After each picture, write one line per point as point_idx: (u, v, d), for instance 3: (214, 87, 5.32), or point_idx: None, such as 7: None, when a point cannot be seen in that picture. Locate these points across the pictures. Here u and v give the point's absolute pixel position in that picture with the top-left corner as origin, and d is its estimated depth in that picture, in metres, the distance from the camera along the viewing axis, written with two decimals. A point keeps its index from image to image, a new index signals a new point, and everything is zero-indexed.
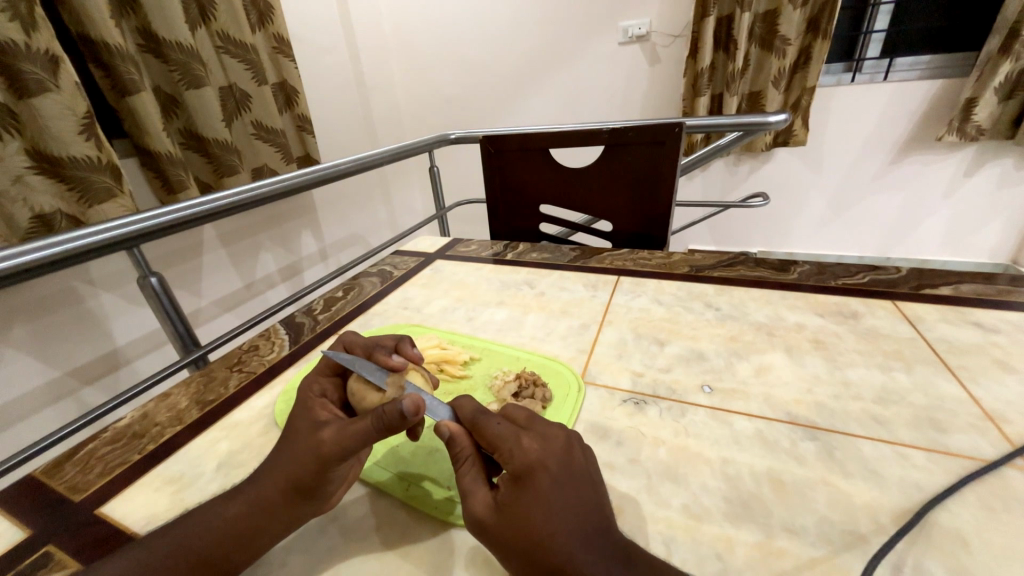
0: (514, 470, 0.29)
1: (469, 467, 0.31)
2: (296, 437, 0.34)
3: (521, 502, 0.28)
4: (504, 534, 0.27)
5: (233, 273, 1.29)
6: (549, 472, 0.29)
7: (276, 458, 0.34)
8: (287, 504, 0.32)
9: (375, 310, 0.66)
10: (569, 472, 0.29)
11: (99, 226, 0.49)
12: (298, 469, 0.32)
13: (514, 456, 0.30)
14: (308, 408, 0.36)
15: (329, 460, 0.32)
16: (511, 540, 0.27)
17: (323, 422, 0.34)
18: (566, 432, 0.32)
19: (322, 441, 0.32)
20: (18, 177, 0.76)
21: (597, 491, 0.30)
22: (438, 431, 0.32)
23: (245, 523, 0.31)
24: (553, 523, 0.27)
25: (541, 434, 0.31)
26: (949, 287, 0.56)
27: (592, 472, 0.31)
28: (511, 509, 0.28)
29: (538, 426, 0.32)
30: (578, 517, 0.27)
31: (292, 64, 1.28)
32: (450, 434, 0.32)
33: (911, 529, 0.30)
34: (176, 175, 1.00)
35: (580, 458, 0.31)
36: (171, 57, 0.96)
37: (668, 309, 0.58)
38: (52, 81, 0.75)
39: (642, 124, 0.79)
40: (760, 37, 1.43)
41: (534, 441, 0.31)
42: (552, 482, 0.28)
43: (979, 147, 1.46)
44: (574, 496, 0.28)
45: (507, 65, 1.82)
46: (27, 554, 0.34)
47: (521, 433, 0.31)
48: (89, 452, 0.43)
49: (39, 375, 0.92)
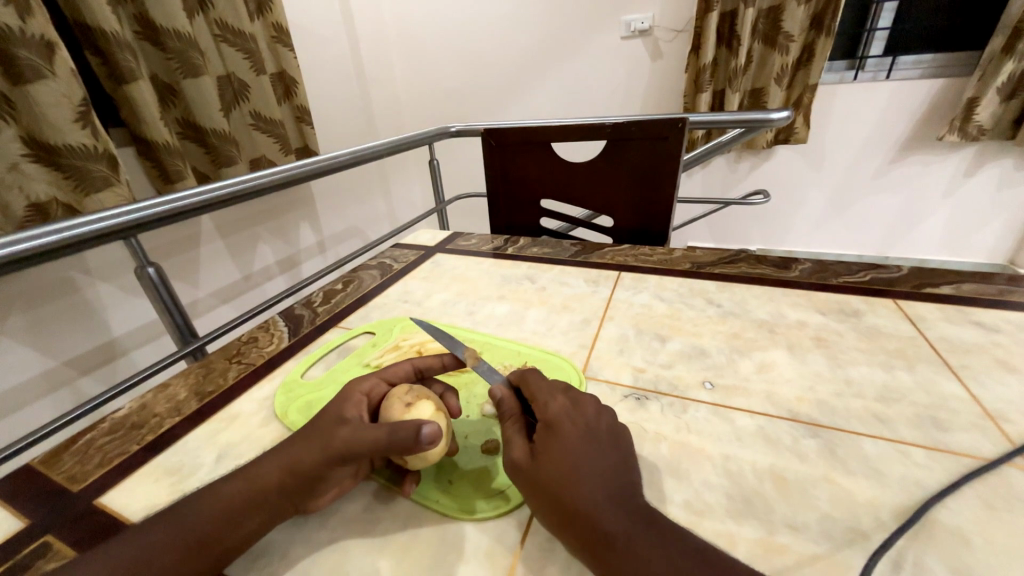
0: (549, 424, 0.32)
1: (512, 422, 0.34)
2: (316, 427, 0.34)
3: (552, 449, 0.30)
4: (534, 477, 0.30)
5: (230, 265, 1.28)
6: (577, 428, 0.32)
7: (283, 445, 0.34)
8: (287, 491, 0.32)
9: (375, 303, 0.66)
10: (595, 433, 0.32)
11: (95, 216, 0.48)
12: (305, 457, 0.32)
13: (549, 412, 0.33)
14: (344, 401, 0.36)
15: (339, 456, 0.32)
16: (543, 484, 0.29)
17: (348, 420, 0.34)
18: (599, 403, 0.35)
19: (337, 436, 0.33)
20: (14, 164, 0.75)
21: (623, 457, 0.31)
22: (490, 393, 0.36)
23: (241, 507, 0.31)
24: (578, 470, 0.29)
25: (577, 400, 0.34)
26: (950, 287, 0.56)
27: (619, 437, 0.32)
28: (543, 455, 0.30)
29: (574, 394, 0.35)
30: (602, 470, 0.29)
31: (291, 54, 1.27)
32: (501, 396, 0.36)
33: (912, 526, 0.30)
34: (174, 165, 0.99)
35: (608, 425, 0.33)
36: (169, 46, 0.95)
37: (670, 305, 0.58)
38: (48, 67, 0.73)
39: (644, 120, 0.78)
40: (763, 33, 1.43)
41: (567, 403, 0.33)
42: (578, 437, 0.31)
43: (980, 148, 1.46)
44: (600, 452, 0.30)
45: (508, 59, 1.81)
46: (26, 545, 0.33)
47: (560, 398, 0.34)
48: (87, 442, 0.43)
49: (36, 364, 0.91)
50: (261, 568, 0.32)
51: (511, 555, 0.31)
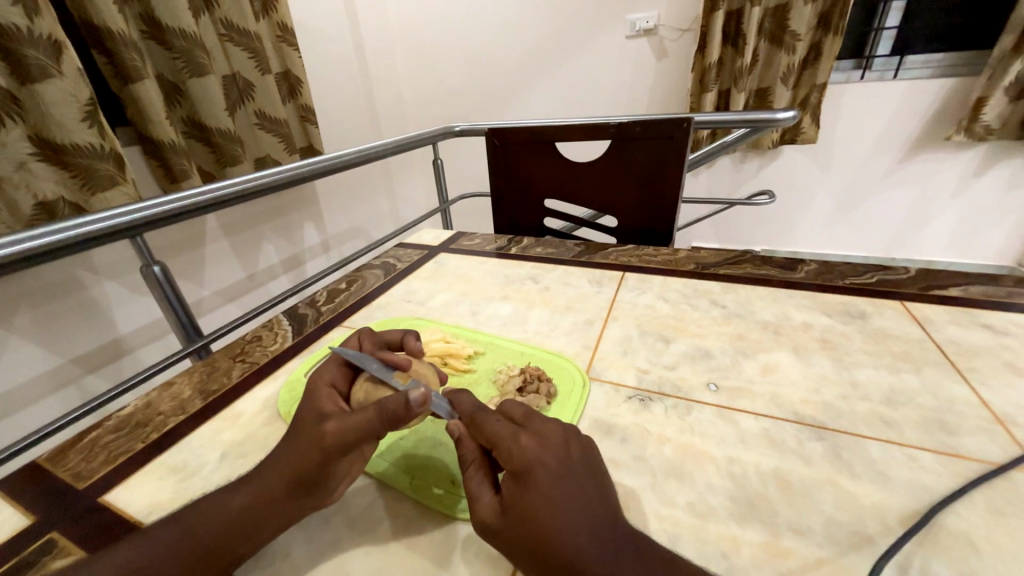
0: (517, 473, 0.29)
1: (475, 471, 0.31)
2: (302, 427, 0.34)
3: (523, 502, 0.28)
4: (509, 535, 0.28)
5: (234, 263, 1.29)
6: (548, 472, 0.29)
7: (281, 450, 0.34)
8: (293, 495, 0.32)
9: (379, 303, 0.66)
10: (567, 469, 0.30)
11: (101, 214, 0.49)
12: (303, 461, 0.32)
13: (516, 458, 0.30)
14: (315, 398, 0.35)
15: (337, 454, 0.32)
16: (522, 543, 0.27)
17: (330, 415, 0.33)
18: (564, 428, 0.33)
19: (328, 433, 0.32)
20: (22, 163, 0.75)
21: (602, 485, 0.30)
22: (449, 431, 0.33)
23: (248, 516, 0.31)
24: (555, 519, 0.27)
25: (538, 432, 0.32)
26: (958, 289, 0.56)
27: (591, 466, 0.31)
28: (516, 509, 0.28)
29: (536, 424, 0.33)
30: (578, 515, 0.27)
31: (296, 53, 1.27)
32: (459, 434, 0.33)
33: (918, 531, 0.30)
34: (179, 164, 0.99)
35: (579, 456, 0.31)
36: (174, 45, 0.95)
37: (674, 306, 0.58)
38: (55, 67, 0.74)
39: (649, 120, 0.78)
40: (770, 32, 1.41)
41: (531, 438, 0.31)
42: (547, 478, 0.29)
43: (988, 148, 1.44)
44: (575, 491, 0.29)
45: (513, 58, 1.80)
46: (32, 541, 0.34)
47: (519, 433, 0.31)
48: (91, 440, 0.43)
49: (43, 362, 0.92)
50: (264, 567, 0.32)
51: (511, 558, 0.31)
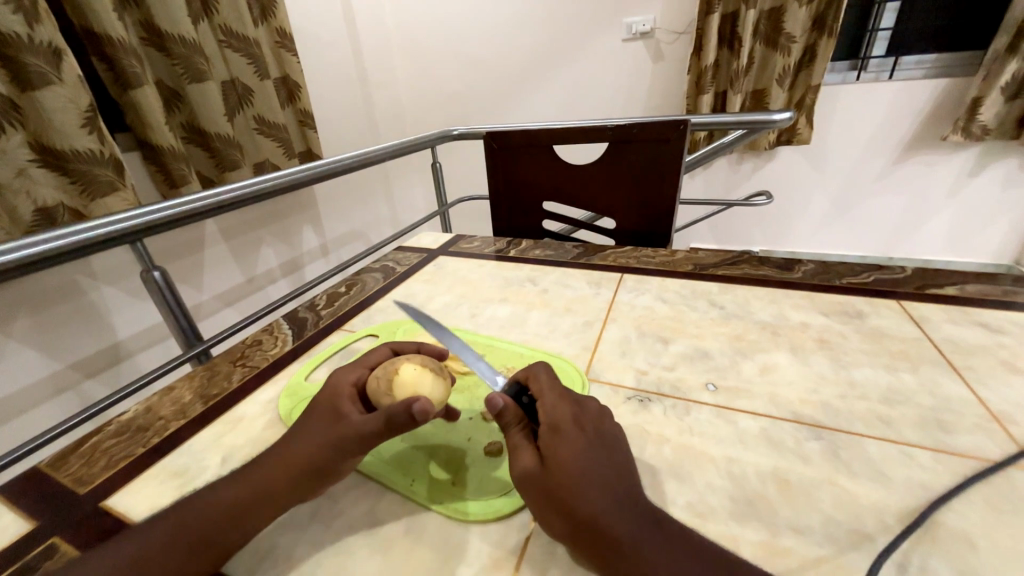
0: (557, 431, 0.31)
1: (516, 428, 0.33)
2: (317, 422, 0.35)
3: (560, 454, 0.30)
4: (543, 486, 0.29)
5: (233, 268, 1.29)
6: (586, 437, 0.31)
7: (281, 444, 0.35)
8: (290, 488, 0.33)
9: (378, 306, 0.66)
10: (601, 443, 0.31)
11: (103, 219, 0.49)
12: (309, 453, 0.33)
13: (557, 419, 0.32)
14: (335, 397, 0.36)
15: (342, 452, 0.33)
16: (555, 492, 0.28)
17: (345, 415, 0.35)
18: (596, 404, 0.35)
19: (342, 430, 0.34)
20: (21, 169, 0.76)
21: (624, 455, 0.31)
22: (490, 402, 0.34)
23: (245, 503, 0.32)
24: (586, 473, 0.29)
25: (575, 401, 0.34)
26: (955, 288, 0.56)
27: (620, 442, 0.33)
28: (550, 460, 0.30)
29: (576, 395, 0.35)
30: (607, 475, 0.29)
31: (295, 58, 1.28)
32: (502, 404, 0.34)
33: (916, 529, 0.30)
34: (179, 169, 1.00)
35: (608, 428, 0.33)
36: (174, 51, 0.96)
37: (672, 306, 0.58)
38: (55, 73, 0.74)
39: (646, 122, 0.78)
40: (765, 34, 1.42)
41: (570, 404, 0.34)
42: (581, 438, 0.31)
43: (983, 148, 1.45)
44: (605, 459, 0.30)
45: (510, 62, 1.81)
46: (33, 545, 0.34)
47: (562, 399, 0.34)
48: (92, 444, 0.43)
49: (43, 368, 0.92)
50: (264, 570, 0.32)
51: (515, 558, 0.31)
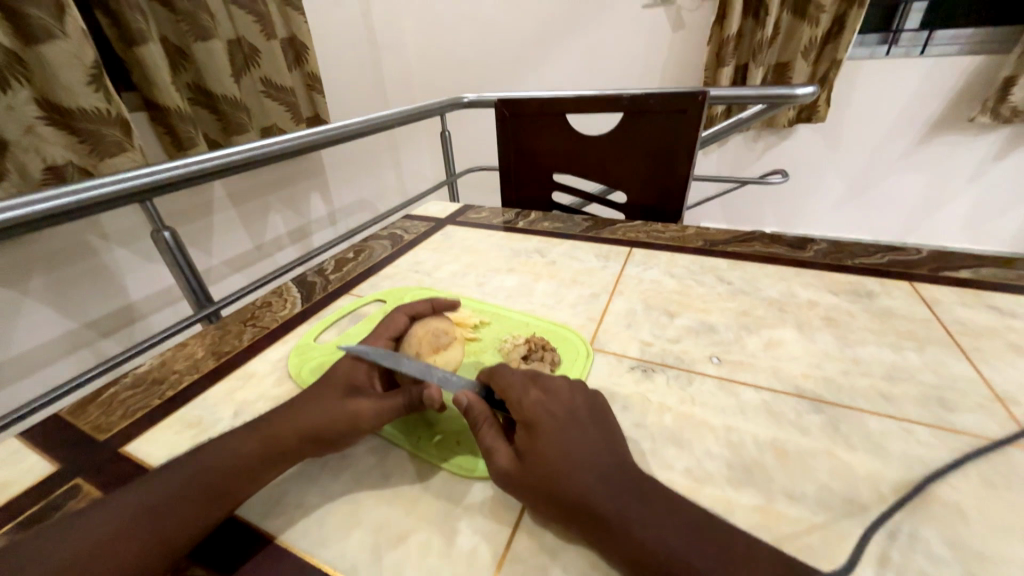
0: (530, 424, 0.32)
1: (488, 428, 0.33)
2: (327, 394, 0.37)
3: (532, 443, 0.31)
4: (524, 480, 0.30)
5: (241, 233, 1.29)
6: (560, 421, 0.32)
7: (294, 408, 0.36)
8: (301, 449, 0.34)
9: (386, 273, 0.66)
10: (578, 426, 0.32)
11: (109, 178, 0.49)
12: (320, 422, 0.35)
13: (527, 412, 0.33)
14: (353, 370, 0.40)
15: (353, 427, 0.35)
16: (536, 483, 0.29)
17: (361, 390, 0.38)
18: (571, 387, 0.36)
19: (356, 406, 0.36)
20: (30, 127, 0.75)
21: (605, 432, 0.32)
22: (456, 400, 0.34)
23: (260, 460, 0.33)
24: (565, 457, 0.29)
25: (546, 388, 0.35)
26: (970, 271, 0.55)
27: (597, 419, 0.33)
28: (527, 453, 0.30)
29: (547, 380, 0.36)
30: (585, 456, 0.30)
31: (302, 18, 1.24)
32: (467, 402, 0.34)
33: (910, 500, 0.31)
34: (186, 132, 0.99)
35: (585, 410, 0.34)
36: (179, 7, 0.93)
37: (680, 281, 0.58)
38: (60, 28, 0.73)
39: (663, 92, 0.76)
40: (793, 3, 1.35)
41: (539, 392, 0.35)
42: (555, 425, 0.32)
43: (1013, 131, 1.39)
44: (583, 441, 0.31)
45: (524, 27, 1.74)
46: (58, 485, 0.36)
47: (528, 387, 0.35)
48: (110, 395, 0.45)
49: (59, 325, 0.94)
50: (276, 516, 0.33)
51: (515, 513, 0.32)
